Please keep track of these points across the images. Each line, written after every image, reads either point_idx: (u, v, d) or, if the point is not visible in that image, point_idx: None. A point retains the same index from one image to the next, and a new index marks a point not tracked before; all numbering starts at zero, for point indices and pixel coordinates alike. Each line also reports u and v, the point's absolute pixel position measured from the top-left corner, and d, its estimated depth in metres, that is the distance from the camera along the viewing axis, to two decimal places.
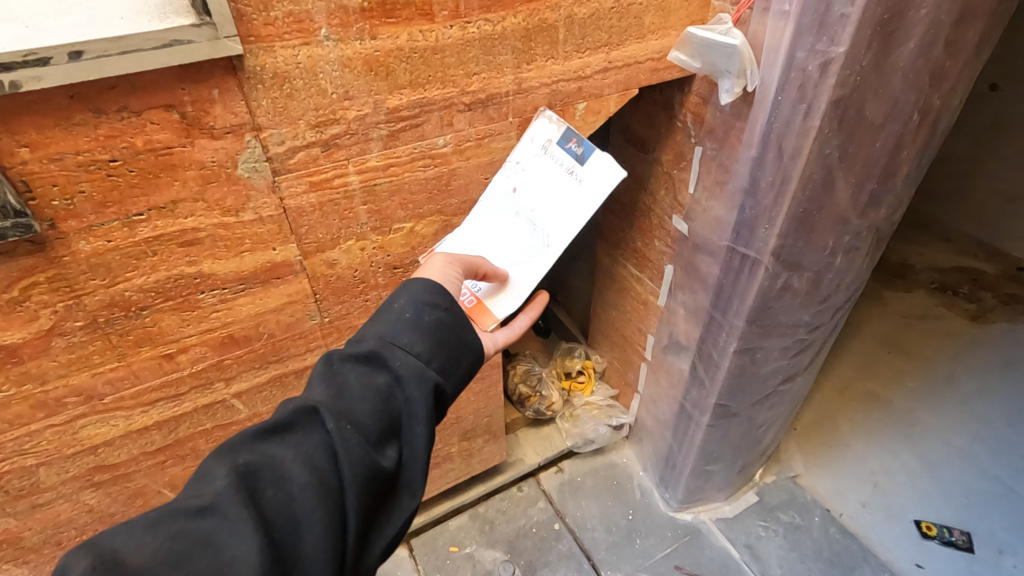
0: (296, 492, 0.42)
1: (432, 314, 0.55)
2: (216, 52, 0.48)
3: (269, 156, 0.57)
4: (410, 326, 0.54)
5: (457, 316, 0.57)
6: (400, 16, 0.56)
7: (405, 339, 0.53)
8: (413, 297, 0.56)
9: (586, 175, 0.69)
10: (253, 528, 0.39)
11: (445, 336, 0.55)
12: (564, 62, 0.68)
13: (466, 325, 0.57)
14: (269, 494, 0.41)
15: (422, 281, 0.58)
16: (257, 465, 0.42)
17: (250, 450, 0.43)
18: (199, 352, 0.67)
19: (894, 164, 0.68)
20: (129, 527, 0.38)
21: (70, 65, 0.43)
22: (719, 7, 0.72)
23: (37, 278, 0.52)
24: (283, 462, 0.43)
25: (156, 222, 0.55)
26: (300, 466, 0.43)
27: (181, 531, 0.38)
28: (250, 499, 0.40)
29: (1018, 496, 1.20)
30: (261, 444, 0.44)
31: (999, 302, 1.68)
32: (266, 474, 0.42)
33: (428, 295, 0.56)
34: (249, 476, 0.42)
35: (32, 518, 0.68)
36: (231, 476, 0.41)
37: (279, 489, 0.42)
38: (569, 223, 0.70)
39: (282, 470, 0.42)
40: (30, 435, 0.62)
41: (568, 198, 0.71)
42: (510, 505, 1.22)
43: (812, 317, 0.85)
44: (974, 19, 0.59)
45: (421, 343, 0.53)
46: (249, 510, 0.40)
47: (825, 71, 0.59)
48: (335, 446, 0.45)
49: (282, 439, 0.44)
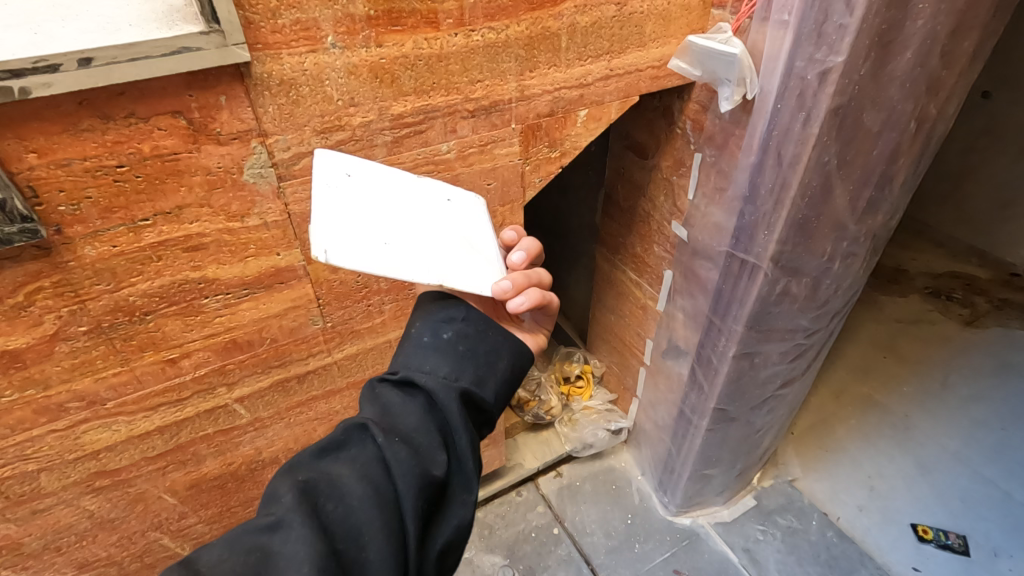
0: (355, 504, 0.43)
1: (450, 330, 0.54)
2: (224, 59, 0.48)
3: (274, 162, 0.57)
4: (430, 350, 0.53)
5: (475, 324, 0.55)
6: (405, 24, 0.56)
7: (428, 364, 0.52)
8: (427, 320, 0.55)
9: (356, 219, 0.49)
10: (318, 539, 0.40)
11: (471, 346, 0.54)
12: (566, 70, 0.69)
13: (486, 333, 0.55)
14: (330, 508, 0.43)
15: (435, 297, 0.58)
16: (317, 481, 0.44)
17: (309, 468, 0.46)
18: (202, 357, 0.67)
19: (891, 171, 0.69)
20: (209, 546, 0.41)
21: (80, 71, 0.43)
22: (718, 16, 0.73)
23: (42, 283, 0.52)
24: (341, 477, 0.45)
25: (162, 226, 0.55)
26: (355, 480, 0.44)
27: (252, 546, 0.40)
28: (312, 512, 0.42)
29: (1013, 499, 1.21)
30: (319, 463, 0.46)
31: (992, 307, 1.70)
32: (325, 489, 0.44)
33: (441, 311, 0.56)
34: (310, 492, 0.43)
35: (32, 523, 0.68)
36: (293, 491, 0.43)
37: (338, 503, 0.43)
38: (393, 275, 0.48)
39: (339, 485, 0.44)
40: (32, 441, 0.62)
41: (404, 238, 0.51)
42: (509, 509, 1.22)
43: (811, 322, 0.86)
44: (970, 29, 0.60)
45: (445, 364, 0.52)
46: (311, 521, 0.41)
47: (824, 80, 0.60)
48: (385, 459, 0.46)
49: (337, 457, 0.46)
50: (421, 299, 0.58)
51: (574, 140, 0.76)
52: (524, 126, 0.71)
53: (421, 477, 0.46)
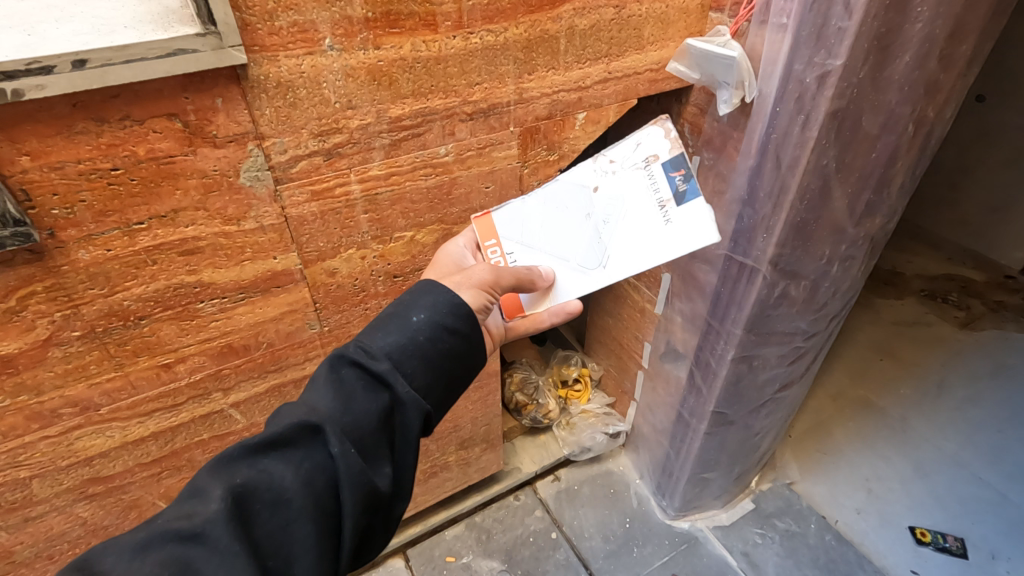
0: (291, 517, 0.41)
1: (448, 340, 0.50)
2: (220, 61, 0.48)
3: (271, 165, 0.57)
4: (413, 352, 0.48)
5: (471, 343, 0.52)
6: (403, 26, 0.56)
7: (409, 368, 0.48)
8: (432, 315, 0.50)
9: (679, 215, 0.63)
10: (246, 562, 0.38)
11: (453, 365, 0.51)
12: (565, 73, 0.69)
13: (471, 356, 0.53)
14: (265, 517, 0.41)
15: (448, 293, 0.53)
16: (256, 484, 0.41)
17: (248, 465, 0.42)
18: (197, 362, 0.66)
19: (889, 174, 0.69)
20: (119, 547, 0.38)
21: (74, 73, 0.43)
22: (716, 20, 0.73)
23: (35, 288, 0.52)
24: (281, 483, 0.42)
25: (157, 230, 0.55)
26: (296, 490, 0.42)
27: (170, 557, 0.37)
28: (243, 524, 0.40)
29: (1010, 501, 1.21)
30: (261, 460, 0.43)
31: (987, 309, 1.71)
32: (264, 495, 0.41)
33: (446, 315, 0.51)
34: (245, 496, 0.41)
35: (24, 532, 0.67)
36: (228, 496, 0.40)
37: (274, 514, 0.41)
38: (641, 259, 0.64)
39: (279, 493, 0.42)
40: (24, 447, 0.61)
41: (652, 237, 0.64)
42: (506, 513, 1.22)
43: (809, 325, 0.86)
44: (967, 33, 0.60)
45: (425, 376, 0.49)
46: (240, 540, 0.38)
47: (823, 83, 0.60)
48: (334, 469, 0.43)
49: (281, 456, 0.43)
50: (431, 285, 0.53)
51: (572, 143, 0.76)
52: (522, 129, 0.71)
53: (367, 492, 0.44)
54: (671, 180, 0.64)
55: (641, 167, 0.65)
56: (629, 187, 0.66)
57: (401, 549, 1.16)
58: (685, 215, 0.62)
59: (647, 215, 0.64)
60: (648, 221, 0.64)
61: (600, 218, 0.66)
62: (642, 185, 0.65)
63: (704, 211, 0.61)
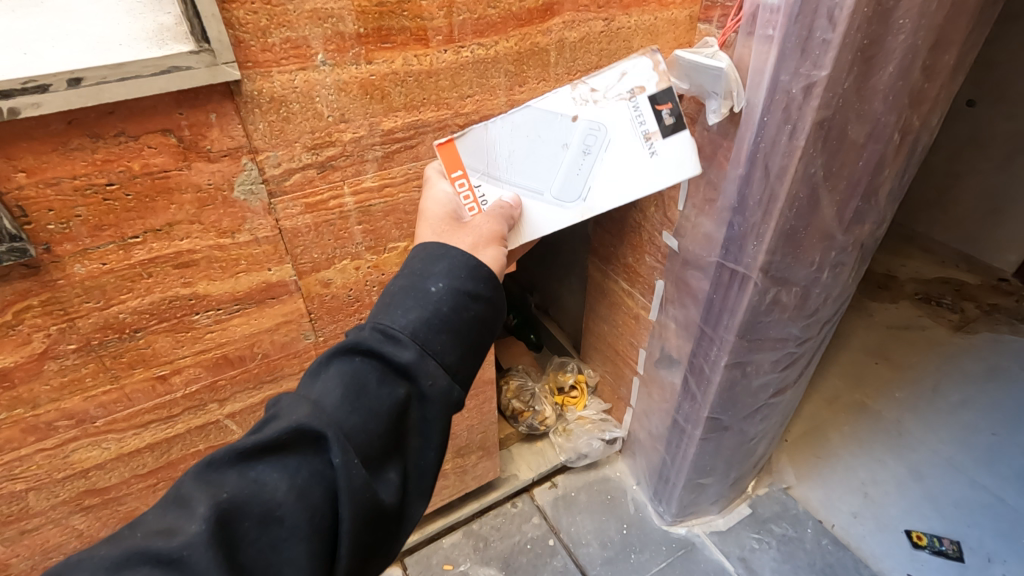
0: (285, 534, 0.40)
1: (471, 309, 0.50)
2: (214, 77, 0.49)
3: (265, 178, 0.58)
4: (439, 326, 0.48)
5: (494, 309, 0.52)
6: (395, 41, 0.57)
7: (436, 345, 0.47)
8: (451, 284, 0.50)
9: (664, 149, 0.65)
10: None
11: (479, 331, 0.51)
12: (556, 84, 0.70)
13: (495, 322, 0.53)
14: (253, 536, 0.39)
15: (464, 258, 0.52)
16: (245, 499, 0.40)
17: (240, 475, 0.41)
18: (193, 373, 0.66)
19: (876, 182, 0.70)
20: (88, 567, 0.36)
21: (70, 91, 0.43)
22: (705, 31, 0.74)
23: (30, 302, 0.52)
24: (274, 495, 0.40)
25: (152, 244, 0.55)
26: (293, 503, 0.40)
27: None
28: (228, 544, 0.38)
29: (1006, 505, 1.22)
30: (253, 468, 0.41)
31: (981, 312, 1.72)
32: (253, 510, 0.40)
33: (468, 282, 0.51)
34: (235, 511, 0.39)
35: (20, 544, 0.67)
36: (213, 514, 0.38)
37: (265, 531, 0.40)
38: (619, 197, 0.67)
39: (272, 508, 0.40)
40: (19, 460, 0.61)
41: (635, 169, 0.65)
42: (504, 521, 1.22)
43: (802, 330, 0.87)
44: (951, 43, 0.61)
45: (453, 352, 0.48)
46: (224, 564, 0.37)
47: (809, 93, 0.61)
48: (333, 480, 0.42)
49: (275, 465, 0.42)
50: (444, 250, 0.52)
51: None
52: None
53: (369, 502, 0.43)
54: (658, 114, 0.63)
55: (626, 97, 0.63)
56: (611, 120, 0.64)
57: (399, 558, 1.16)
58: (670, 149, 0.65)
59: (633, 151, 0.65)
60: (632, 151, 0.65)
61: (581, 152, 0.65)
62: (623, 116, 0.64)
63: (690, 148, 0.65)
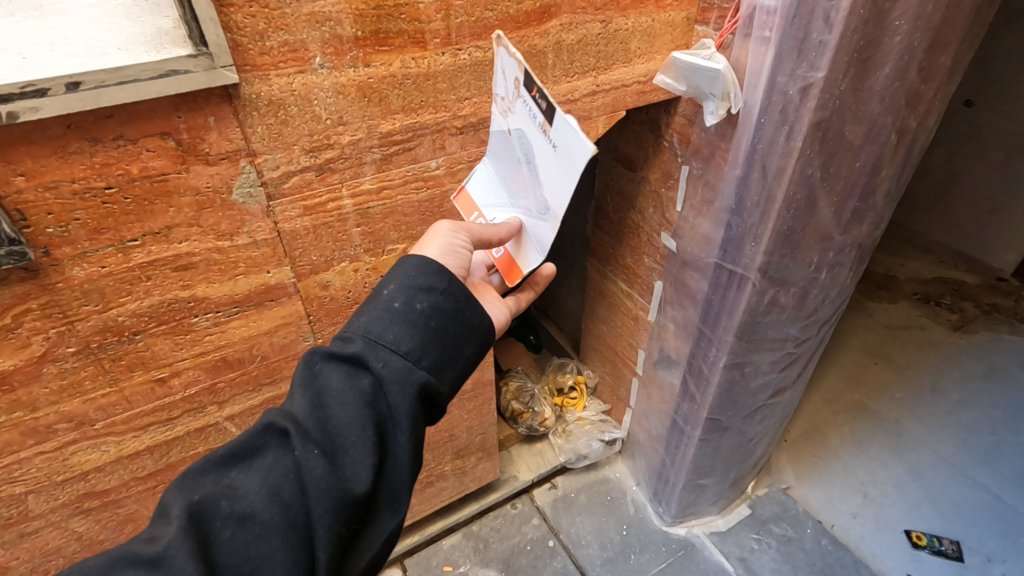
0: (258, 531, 0.41)
1: (425, 300, 0.50)
2: (212, 81, 0.49)
3: (263, 181, 0.58)
4: (390, 319, 0.49)
5: (455, 299, 0.51)
6: (392, 44, 0.57)
7: (389, 336, 0.48)
8: (402, 282, 0.51)
9: (557, 136, 0.51)
10: None
11: (442, 320, 0.50)
12: (553, 86, 0.70)
13: (463, 310, 0.51)
14: (227, 535, 0.40)
15: (417, 259, 0.52)
16: (217, 500, 0.41)
17: (215, 480, 0.43)
18: (192, 375, 0.67)
19: (874, 183, 0.70)
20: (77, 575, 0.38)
21: (69, 95, 0.43)
22: (702, 33, 0.74)
23: (30, 305, 0.52)
24: (246, 493, 0.42)
25: (150, 247, 0.55)
26: (262, 499, 0.41)
27: None
28: (203, 543, 0.39)
29: (1005, 504, 1.22)
30: (227, 474, 0.43)
31: (980, 312, 1.72)
32: (224, 511, 0.41)
33: (420, 276, 0.51)
34: (209, 512, 0.40)
35: (20, 547, 0.68)
36: (185, 514, 0.40)
37: (240, 528, 0.40)
38: (556, 197, 0.54)
39: (243, 507, 0.41)
40: (19, 463, 0.61)
41: (551, 162, 0.53)
42: (504, 522, 1.22)
43: (800, 330, 0.87)
44: (947, 44, 0.61)
45: (410, 339, 0.48)
46: (197, 556, 0.38)
47: (806, 95, 0.61)
48: (300, 474, 0.43)
49: (246, 468, 0.43)
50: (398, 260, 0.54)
51: None
52: None
53: (338, 490, 0.43)
54: (535, 100, 0.52)
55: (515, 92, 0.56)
56: (525, 124, 0.55)
57: (398, 560, 1.16)
58: (562, 136, 0.50)
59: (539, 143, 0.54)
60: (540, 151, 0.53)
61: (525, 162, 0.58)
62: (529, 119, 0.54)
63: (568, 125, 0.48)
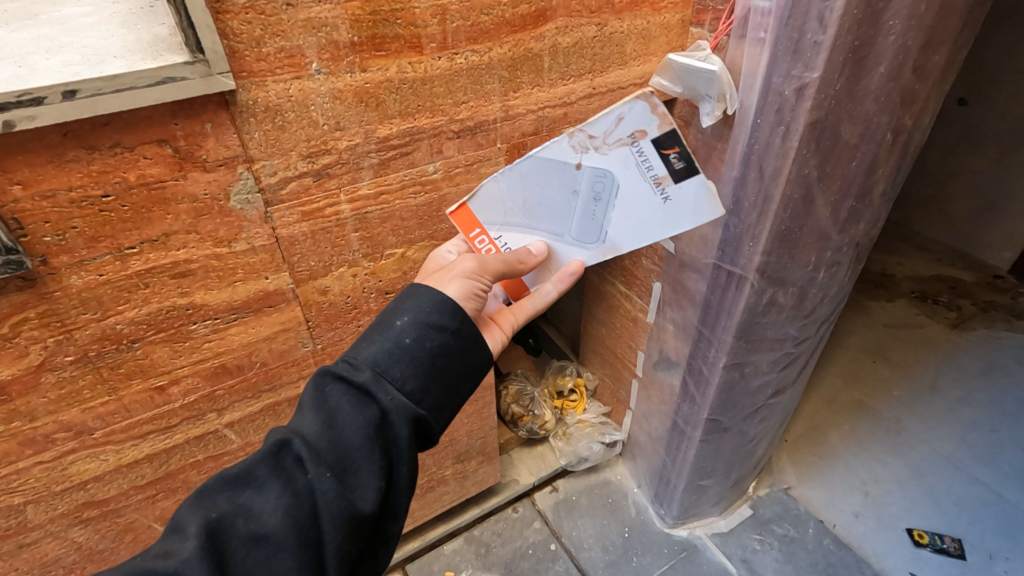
0: (272, 552, 0.40)
1: (436, 339, 0.49)
2: (209, 88, 0.48)
3: (260, 187, 0.58)
4: (399, 356, 0.47)
5: (463, 339, 0.50)
6: (389, 49, 0.57)
7: (397, 372, 0.47)
8: (415, 317, 0.49)
9: (678, 195, 0.62)
10: None
11: (447, 360, 0.49)
12: (549, 89, 0.70)
13: (468, 351, 0.51)
14: (242, 554, 0.40)
15: (433, 292, 0.51)
16: (234, 518, 0.41)
17: (226, 499, 0.42)
18: (191, 383, 0.66)
19: (870, 182, 0.71)
20: None
21: (65, 104, 0.43)
22: (697, 34, 0.75)
23: (27, 314, 0.52)
24: (262, 513, 0.41)
25: (149, 254, 0.55)
26: (278, 519, 0.41)
27: None
28: (218, 563, 0.38)
29: (1007, 502, 1.22)
30: (242, 493, 0.42)
31: (977, 309, 1.72)
32: (241, 530, 0.40)
33: (434, 314, 0.50)
34: (222, 531, 0.40)
35: (19, 558, 0.67)
36: (203, 532, 0.39)
37: (255, 548, 0.40)
38: (651, 233, 0.65)
39: (257, 528, 0.40)
40: (18, 473, 0.61)
41: (654, 215, 0.63)
42: (505, 526, 1.21)
43: (799, 330, 0.87)
44: (941, 44, 0.62)
45: (414, 379, 0.47)
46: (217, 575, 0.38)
47: (802, 95, 0.61)
48: (313, 495, 0.42)
49: (259, 488, 0.42)
50: (412, 289, 0.52)
51: None
52: (510, 145, 0.72)
53: (349, 511, 0.43)
54: (667, 158, 0.60)
55: (627, 143, 0.60)
56: (622, 170, 0.62)
57: (399, 565, 1.15)
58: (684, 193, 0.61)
59: (643, 192, 0.62)
60: (646, 199, 0.63)
61: (592, 198, 0.64)
62: (639, 168, 0.61)
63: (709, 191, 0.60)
